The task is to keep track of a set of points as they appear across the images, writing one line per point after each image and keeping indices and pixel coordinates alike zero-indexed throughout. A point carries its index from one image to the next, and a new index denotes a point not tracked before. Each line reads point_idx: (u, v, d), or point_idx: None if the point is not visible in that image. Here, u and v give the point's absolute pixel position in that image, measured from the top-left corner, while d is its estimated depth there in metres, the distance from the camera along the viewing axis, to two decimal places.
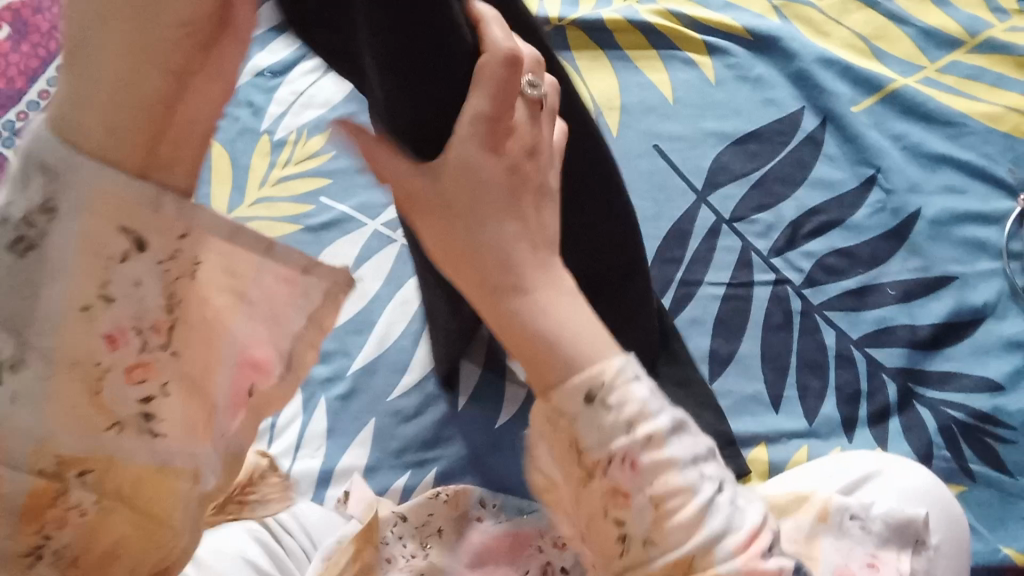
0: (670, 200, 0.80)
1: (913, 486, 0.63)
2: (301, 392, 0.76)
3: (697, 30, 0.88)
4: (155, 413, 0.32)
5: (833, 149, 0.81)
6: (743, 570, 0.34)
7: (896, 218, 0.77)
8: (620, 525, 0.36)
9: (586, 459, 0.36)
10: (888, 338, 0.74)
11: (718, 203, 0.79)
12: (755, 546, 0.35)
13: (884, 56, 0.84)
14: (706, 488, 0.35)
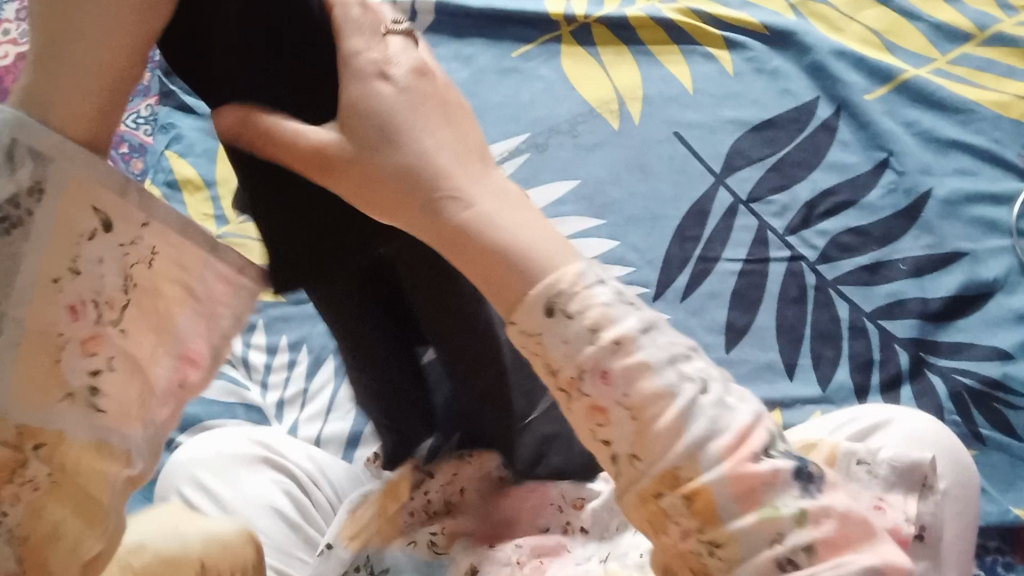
0: (690, 183, 0.84)
1: (922, 435, 0.51)
2: (333, 359, 0.83)
3: (716, 26, 0.92)
4: (100, 386, 0.36)
5: (846, 135, 0.84)
6: (730, 476, 0.31)
7: (909, 198, 0.79)
8: (609, 444, 0.33)
9: (562, 378, 0.33)
10: (900, 310, 0.74)
11: (735, 185, 0.83)
12: (743, 448, 0.31)
13: (897, 49, 0.88)
14: (687, 388, 0.32)
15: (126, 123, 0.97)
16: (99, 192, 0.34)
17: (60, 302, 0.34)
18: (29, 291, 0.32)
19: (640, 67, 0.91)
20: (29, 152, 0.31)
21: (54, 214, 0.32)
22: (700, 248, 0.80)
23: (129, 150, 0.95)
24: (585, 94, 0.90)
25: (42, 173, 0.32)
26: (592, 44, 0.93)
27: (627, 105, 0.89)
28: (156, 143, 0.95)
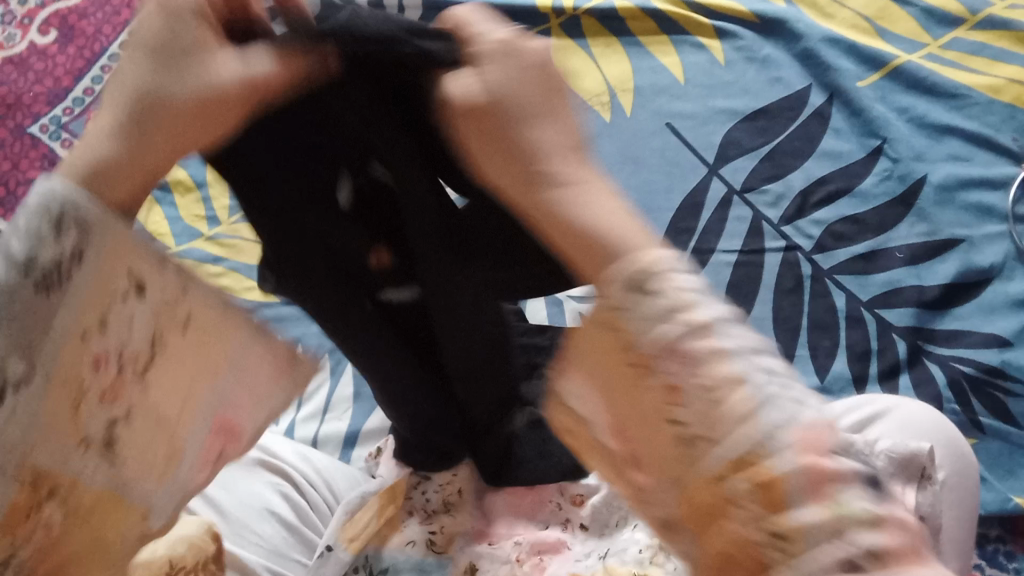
0: (683, 174, 0.83)
1: (921, 424, 0.51)
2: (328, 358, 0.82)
3: (707, 15, 0.91)
4: (115, 440, 0.29)
5: (839, 123, 0.84)
6: (844, 520, 0.19)
7: (904, 184, 0.79)
8: (702, 437, 0.22)
9: (634, 356, 0.23)
10: (897, 298, 0.74)
11: (729, 176, 0.82)
12: (793, 453, 0.24)
13: (887, 35, 0.87)
14: (754, 369, 0.21)
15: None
16: (136, 258, 0.27)
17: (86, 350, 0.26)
18: (55, 344, 0.25)
19: (631, 58, 0.90)
20: (72, 219, 0.24)
21: (91, 275, 0.25)
22: (695, 240, 0.80)
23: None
24: (576, 87, 0.89)
25: (81, 238, 0.25)
26: (581, 36, 0.92)
27: (619, 96, 0.89)
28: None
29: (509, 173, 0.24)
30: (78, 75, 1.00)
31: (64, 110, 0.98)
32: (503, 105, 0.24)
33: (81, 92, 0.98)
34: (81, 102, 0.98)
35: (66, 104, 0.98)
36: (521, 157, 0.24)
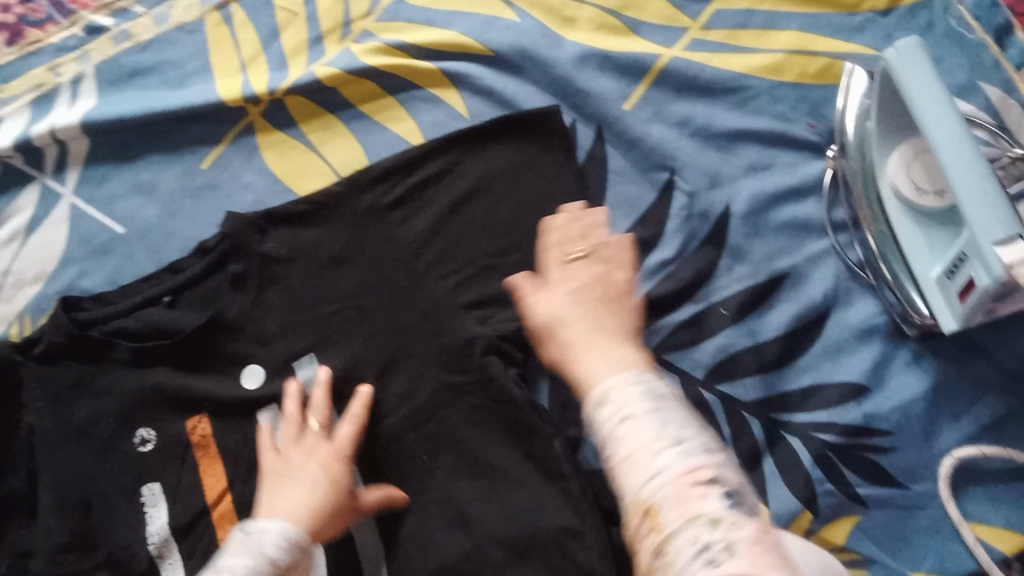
0: (472, 264, 0.67)
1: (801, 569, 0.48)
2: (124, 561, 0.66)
3: (429, 58, 0.72)
4: None
5: (617, 162, 0.68)
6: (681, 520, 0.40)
7: (707, 221, 0.65)
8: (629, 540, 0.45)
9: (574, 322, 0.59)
10: (736, 368, 0.62)
11: (456, 214, 0.68)
12: (692, 474, 0.42)
13: (641, 28, 0.69)
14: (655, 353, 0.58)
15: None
16: None
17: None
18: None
19: (359, 137, 0.72)
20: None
21: None
22: (512, 347, 0.66)
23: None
24: (304, 195, 0.71)
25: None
26: (291, 124, 0.73)
27: (360, 189, 0.69)
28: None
29: (409, 286, 0.67)
30: None
31: None
32: (379, 290, 0.68)
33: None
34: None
35: None
36: (419, 283, 0.67)
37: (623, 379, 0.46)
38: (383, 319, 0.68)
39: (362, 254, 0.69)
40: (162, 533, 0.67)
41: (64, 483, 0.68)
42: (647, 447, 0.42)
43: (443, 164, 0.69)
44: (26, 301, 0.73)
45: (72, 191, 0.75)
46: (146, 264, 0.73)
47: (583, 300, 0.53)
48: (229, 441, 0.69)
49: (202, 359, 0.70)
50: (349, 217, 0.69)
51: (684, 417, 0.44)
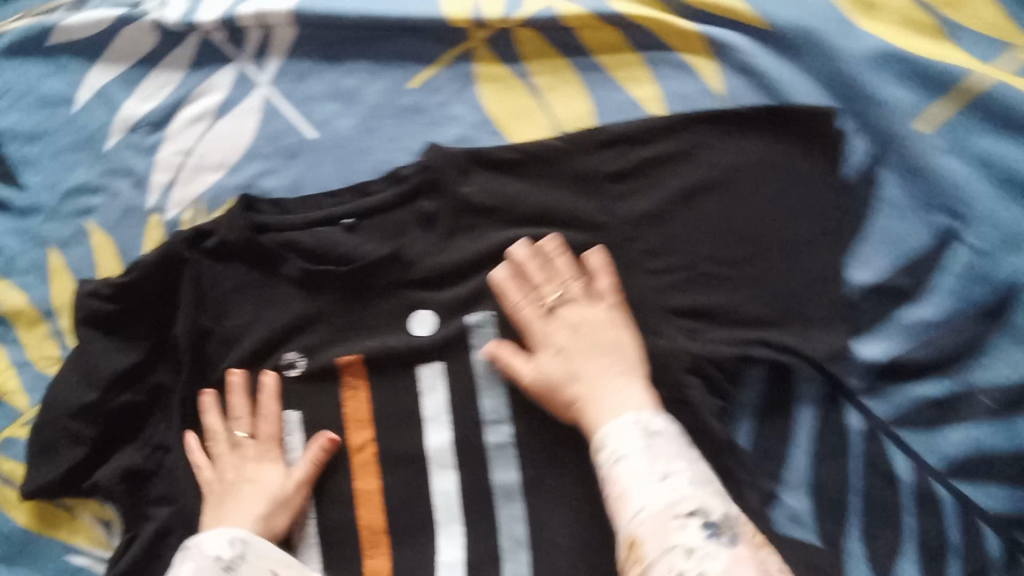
0: (692, 270, 0.60)
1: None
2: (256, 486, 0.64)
3: (691, 16, 0.62)
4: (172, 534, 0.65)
5: (895, 192, 0.58)
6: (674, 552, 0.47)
7: (993, 289, 0.54)
8: None
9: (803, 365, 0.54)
10: (985, 469, 0.53)
11: (686, 207, 0.60)
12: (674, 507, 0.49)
13: (958, 33, 0.58)
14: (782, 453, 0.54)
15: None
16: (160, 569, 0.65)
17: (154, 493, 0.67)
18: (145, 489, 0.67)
19: (590, 92, 0.63)
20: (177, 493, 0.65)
21: None
22: (723, 376, 0.58)
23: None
24: (517, 142, 0.63)
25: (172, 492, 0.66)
26: (514, 60, 0.64)
27: (584, 153, 0.62)
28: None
29: (613, 271, 0.60)
30: None
31: None
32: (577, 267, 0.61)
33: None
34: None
35: None
36: (625, 271, 0.61)
37: (624, 419, 0.54)
38: (575, 307, 0.60)
39: (570, 224, 0.61)
40: (300, 464, 0.64)
41: (213, 389, 0.66)
42: (636, 479, 0.51)
43: (682, 142, 0.60)
44: (205, 188, 0.70)
45: (268, 81, 0.70)
46: (331, 179, 0.68)
47: (586, 354, 0.58)
48: (381, 388, 0.64)
49: (370, 294, 0.65)
50: (564, 178, 0.62)
51: (674, 449, 0.52)
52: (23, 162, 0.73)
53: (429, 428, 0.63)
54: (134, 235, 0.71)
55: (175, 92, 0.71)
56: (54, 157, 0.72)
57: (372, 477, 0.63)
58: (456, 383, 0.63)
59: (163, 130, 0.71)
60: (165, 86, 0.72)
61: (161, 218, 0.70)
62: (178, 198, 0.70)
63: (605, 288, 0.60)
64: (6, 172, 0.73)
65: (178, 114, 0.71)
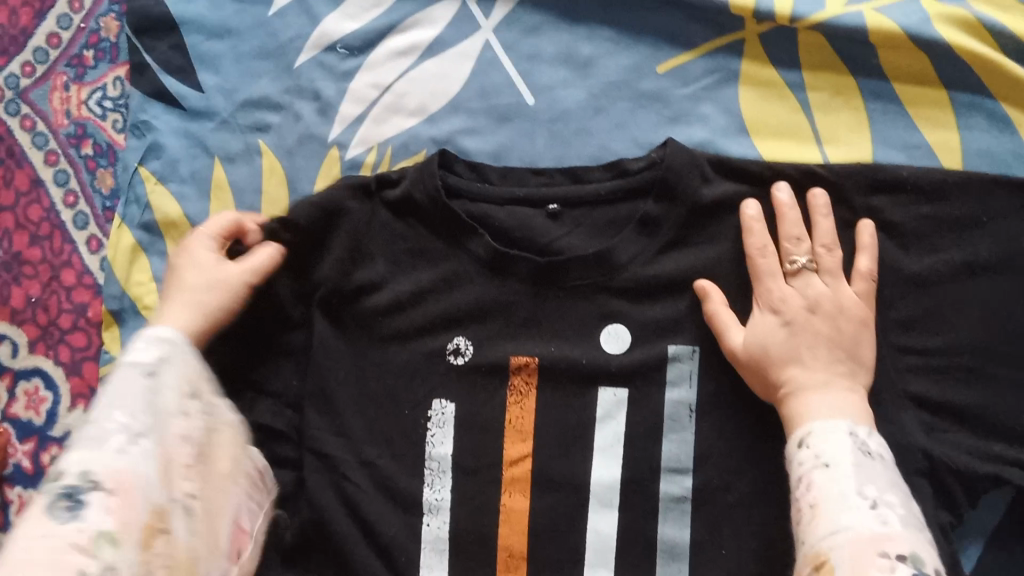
0: (954, 359, 0.50)
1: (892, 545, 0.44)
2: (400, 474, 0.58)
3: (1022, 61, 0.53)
4: (294, 503, 0.59)
5: None
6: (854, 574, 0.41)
7: None
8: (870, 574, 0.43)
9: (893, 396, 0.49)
10: None
11: (964, 283, 0.51)
12: (882, 542, 0.43)
13: None
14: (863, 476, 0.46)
15: (87, 107, 0.69)
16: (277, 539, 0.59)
17: (280, 452, 0.60)
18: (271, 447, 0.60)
19: (876, 123, 0.54)
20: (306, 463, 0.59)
21: None
22: (967, 487, 0.49)
23: (93, 154, 0.68)
24: (773, 160, 0.55)
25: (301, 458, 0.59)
26: (793, 65, 0.56)
27: (856, 191, 0.53)
28: (127, 150, 0.67)
29: (862, 337, 0.51)
30: (40, 10, 0.70)
31: (25, 68, 0.70)
32: (817, 318, 0.51)
33: (44, 40, 0.69)
34: (45, 57, 0.69)
35: (25, 56, 0.69)
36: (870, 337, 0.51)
37: (836, 426, 0.48)
38: (804, 370, 0.50)
39: (822, 261, 0.52)
40: (444, 463, 0.57)
41: (365, 357, 0.59)
42: (836, 500, 0.45)
43: (975, 210, 0.51)
44: (394, 133, 0.62)
45: (491, 28, 0.61)
46: (541, 154, 0.60)
47: (815, 314, 0.51)
48: (550, 402, 0.57)
49: (560, 294, 0.57)
50: (826, 210, 0.52)
51: (885, 479, 0.46)
52: (202, 60, 0.66)
53: (597, 460, 0.55)
54: (308, 166, 0.64)
55: (385, 17, 0.63)
56: (237, 62, 0.66)
57: (523, 497, 0.56)
58: (638, 417, 0.55)
59: (361, 57, 0.64)
60: (374, 9, 0.64)
61: (341, 154, 0.63)
62: (363, 136, 0.63)
63: (846, 353, 0.50)
64: (183, 68, 0.66)
65: (383, 44, 0.63)
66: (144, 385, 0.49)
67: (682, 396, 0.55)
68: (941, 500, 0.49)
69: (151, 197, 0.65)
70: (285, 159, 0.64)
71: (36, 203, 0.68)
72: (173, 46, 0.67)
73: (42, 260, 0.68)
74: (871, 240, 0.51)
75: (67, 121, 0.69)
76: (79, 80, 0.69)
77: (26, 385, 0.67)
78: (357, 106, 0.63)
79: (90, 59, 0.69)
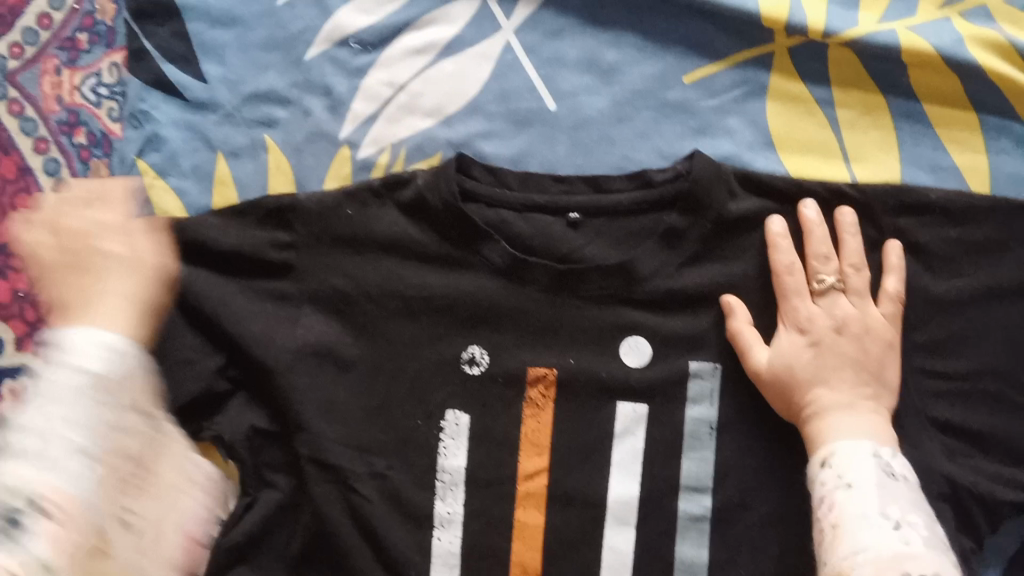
0: (977, 383, 0.51)
1: None
2: (408, 488, 0.55)
3: None
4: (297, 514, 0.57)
5: None
6: None
7: None
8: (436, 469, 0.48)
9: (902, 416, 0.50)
10: None
11: (988, 306, 0.52)
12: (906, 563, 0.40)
13: None
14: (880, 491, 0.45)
15: (80, 93, 0.65)
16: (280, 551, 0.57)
17: (279, 463, 0.57)
18: (272, 457, 0.57)
19: (904, 143, 0.56)
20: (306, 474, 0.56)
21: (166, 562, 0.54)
22: (987, 511, 0.50)
23: (86, 143, 0.65)
24: (802, 176, 0.55)
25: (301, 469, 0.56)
26: (824, 82, 0.57)
27: (886, 210, 0.53)
28: (124, 141, 0.64)
29: (887, 357, 0.51)
30: None
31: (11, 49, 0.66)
32: (843, 337, 0.51)
33: (34, 21, 0.66)
34: (34, 39, 0.66)
35: (11, 36, 0.66)
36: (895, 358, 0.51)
37: (861, 446, 0.47)
38: (830, 392, 0.50)
39: (850, 279, 0.52)
40: (457, 476, 0.55)
41: (371, 366, 0.56)
42: (858, 520, 0.43)
43: (1001, 235, 0.53)
44: (407, 132, 0.60)
45: (513, 30, 0.60)
46: (563, 162, 0.59)
47: (842, 334, 0.51)
48: (567, 415, 0.55)
49: (577, 302, 0.55)
50: (854, 229, 0.53)
51: (910, 501, 0.45)
52: (207, 48, 0.63)
53: (613, 475, 0.54)
54: (316, 164, 0.61)
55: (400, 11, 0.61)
56: (242, 52, 0.63)
57: (537, 511, 0.54)
58: (657, 432, 0.54)
59: (374, 53, 0.61)
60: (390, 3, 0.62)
61: (352, 154, 0.61)
62: (374, 135, 0.61)
63: (873, 374, 0.50)
64: (185, 57, 0.63)
65: (399, 39, 0.61)
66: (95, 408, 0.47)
67: (703, 413, 0.54)
68: (963, 523, 0.50)
69: (150, 192, 0.63)
70: (291, 156, 0.62)
71: (24, 193, 0.65)
72: (175, 33, 0.64)
73: None
74: (899, 261, 0.52)
75: (58, 107, 0.65)
76: (71, 65, 0.65)
77: (10, 383, 0.64)
78: (369, 103, 0.61)
79: (84, 43, 0.65)
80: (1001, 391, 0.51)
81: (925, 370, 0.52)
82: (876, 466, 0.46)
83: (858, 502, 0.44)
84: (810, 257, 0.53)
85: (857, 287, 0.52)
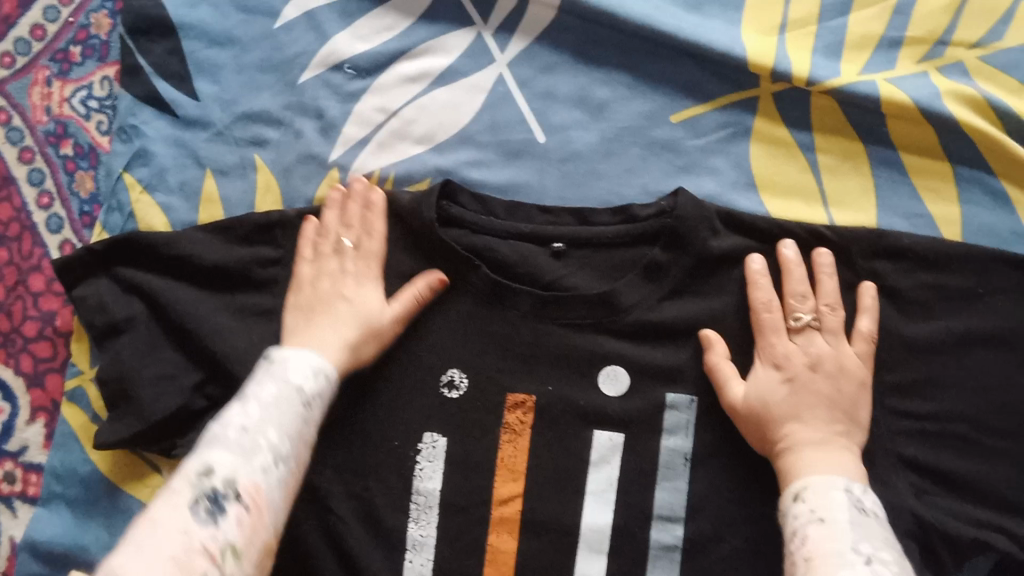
0: (946, 425, 0.53)
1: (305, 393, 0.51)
2: (381, 511, 0.55)
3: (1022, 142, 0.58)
4: None
5: None
6: None
7: None
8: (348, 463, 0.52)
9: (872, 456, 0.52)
10: None
11: (957, 350, 0.54)
12: None
13: None
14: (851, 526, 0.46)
15: (70, 105, 0.65)
16: None
17: None
18: None
19: (880, 190, 0.58)
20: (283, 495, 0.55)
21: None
22: (954, 550, 0.51)
23: (72, 154, 0.65)
24: (782, 217, 0.57)
25: None
26: (805, 128, 0.59)
27: (862, 253, 0.55)
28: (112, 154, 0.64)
29: (861, 396, 0.52)
30: None
31: (3, 57, 0.66)
32: (818, 375, 0.52)
33: (28, 31, 0.66)
34: (27, 49, 0.66)
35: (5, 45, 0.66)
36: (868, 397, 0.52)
37: (832, 481, 0.48)
38: (805, 428, 0.51)
39: (825, 318, 0.54)
40: (431, 499, 0.55)
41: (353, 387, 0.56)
42: (831, 555, 0.44)
43: (971, 282, 0.54)
44: (397, 158, 0.61)
45: (506, 63, 0.61)
46: (550, 193, 0.60)
47: (817, 371, 0.52)
48: (545, 443, 0.55)
49: (558, 330, 0.56)
50: (830, 270, 0.54)
51: (881, 537, 0.45)
52: (202, 66, 0.64)
53: (589, 504, 0.54)
54: (305, 185, 0.62)
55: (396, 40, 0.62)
56: (237, 72, 0.63)
57: (511, 538, 0.54)
58: (634, 462, 0.55)
59: (369, 79, 0.62)
60: (387, 31, 0.63)
61: (342, 177, 0.61)
62: (364, 159, 0.62)
63: (846, 411, 0.52)
64: (179, 74, 0.64)
65: (393, 67, 0.62)
66: (300, 415, 0.48)
67: (678, 445, 0.55)
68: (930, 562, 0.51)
69: (136, 206, 0.62)
70: (279, 176, 0.62)
71: (7, 202, 0.64)
72: (171, 50, 0.64)
73: (8, 263, 0.64)
74: (873, 302, 0.54)
75: (46, 118, 0.65)
76: (63, 76, 0.65)
77: None
78: (361, 127, 0.62)
79: (77, 55, 0.66)
80: (969, 434, 0.53)
81: (897, 410, 0.53)
82: (847, 501, 0.47)
83: (831, 537, 0.45)
84: (788, 296, 0.55)
85: (833, 326, 0.54)
